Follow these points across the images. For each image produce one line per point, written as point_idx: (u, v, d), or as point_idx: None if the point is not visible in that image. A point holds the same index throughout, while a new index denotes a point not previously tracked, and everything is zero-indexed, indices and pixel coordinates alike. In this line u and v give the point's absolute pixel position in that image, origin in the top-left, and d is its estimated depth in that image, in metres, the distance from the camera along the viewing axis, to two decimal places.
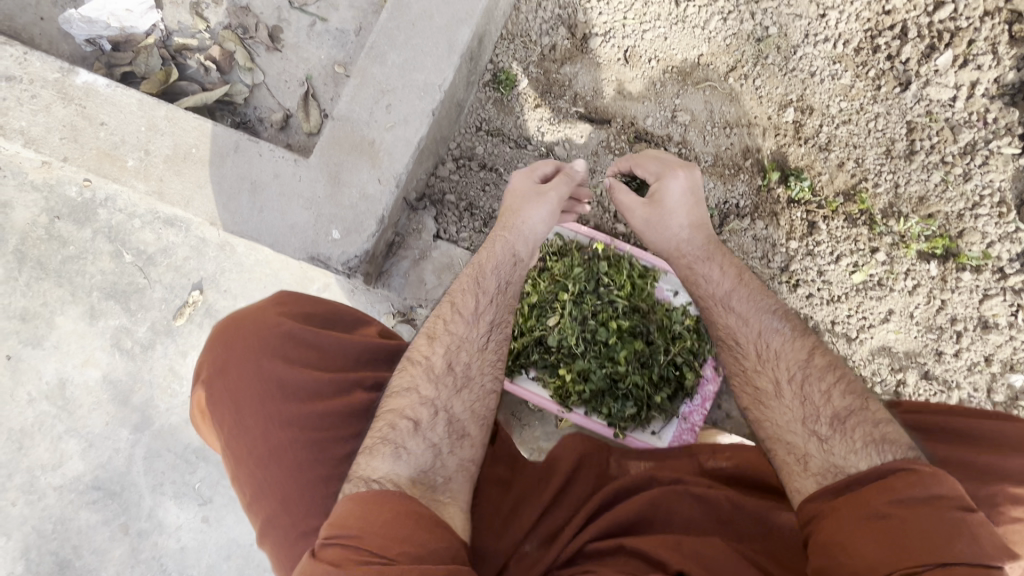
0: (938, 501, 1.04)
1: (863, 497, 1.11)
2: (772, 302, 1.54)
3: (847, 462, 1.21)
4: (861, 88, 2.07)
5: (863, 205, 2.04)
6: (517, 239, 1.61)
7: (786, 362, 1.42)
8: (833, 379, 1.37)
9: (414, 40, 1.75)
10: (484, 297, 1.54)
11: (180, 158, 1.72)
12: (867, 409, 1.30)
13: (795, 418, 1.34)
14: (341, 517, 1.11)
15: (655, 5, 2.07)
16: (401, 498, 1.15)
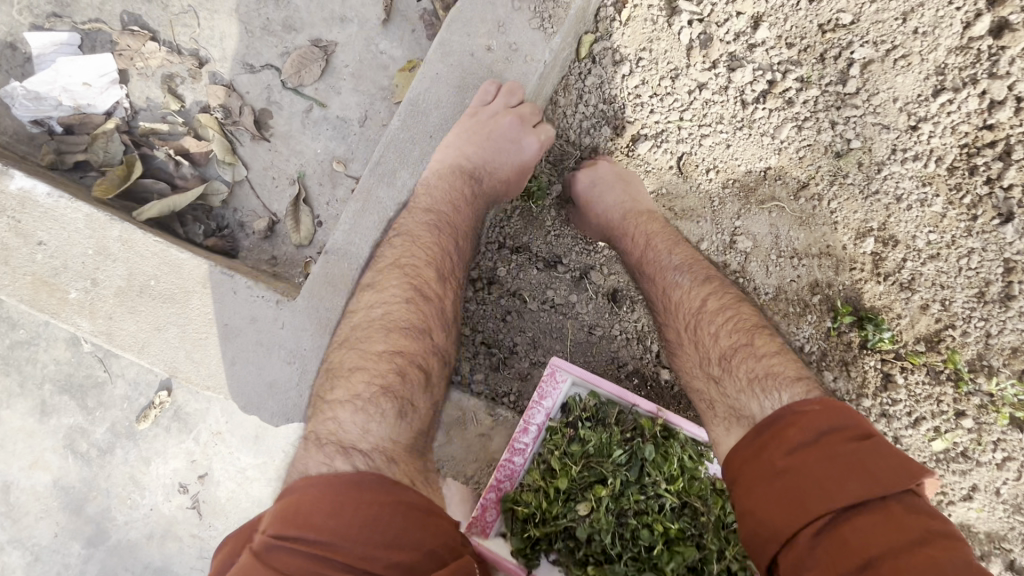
0: (826, 438, 1.02)
1: (767, 453, 1.07)
2: (677, 256, 1.49)
3: (741, 405, 1.20)
4: (954, 218, 1.75)
5: (955, 364, 1.72)
6: (507, 168, 1.50)
7: (684, 312, 1.40)
8: (726, 318, 1.34)
9: (431, 156, 1.47)
10: (469, 192, 1.46)
11: (134, 292, 1.39)
12: (753, 343, 1.27)
13: (695, 363, 1.35)
14: (311, 513, 0.91)
15: (718, 106, 1.75)
16: (383, 484, 0.98)
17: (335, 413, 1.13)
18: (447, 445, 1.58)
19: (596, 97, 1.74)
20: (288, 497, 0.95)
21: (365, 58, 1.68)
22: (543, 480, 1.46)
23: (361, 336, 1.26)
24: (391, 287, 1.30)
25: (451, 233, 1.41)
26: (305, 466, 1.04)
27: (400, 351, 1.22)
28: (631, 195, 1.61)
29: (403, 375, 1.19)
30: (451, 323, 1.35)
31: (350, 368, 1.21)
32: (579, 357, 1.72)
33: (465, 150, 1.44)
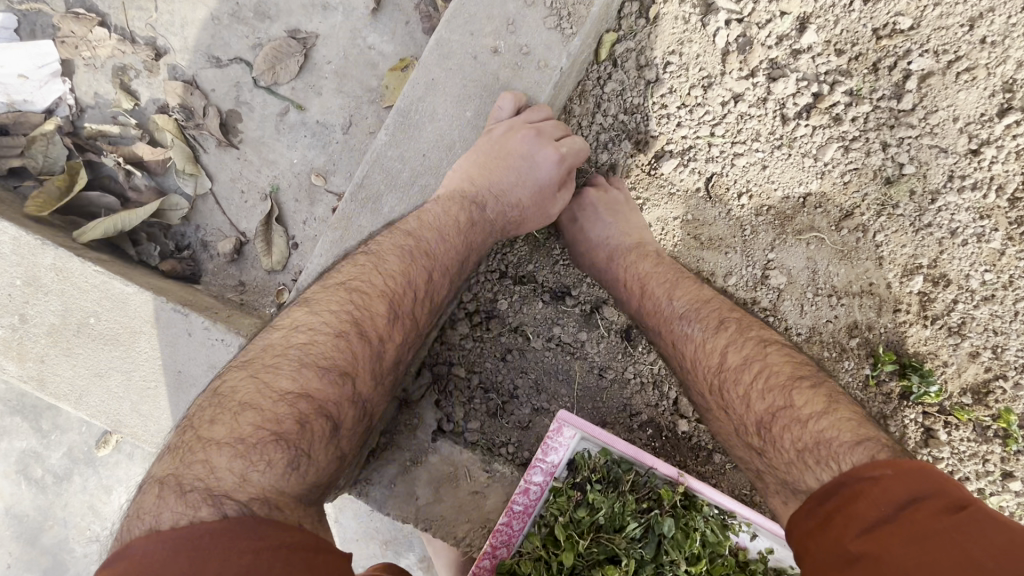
0: (907, 513, 0.81)
1: (834, 531, 0.88)
2: (681, 300, 1.32)
3: (794, 478, 1.03)
4: (1014, 255, 1.52)
5: (1007, 423, 1.52)
6: (513, 192, 1.25)
7: (703, 370, 1.23)
8: (754, 377, 1.15)
9: (423, 178, 1.26)
10: (468, 220, 1.22)
11: (69, 331, 1.21)
12: (792, 407, 1.08)
13: (730, 431, 1.19)
14: (158, 574, 0.72)
15: (755, 121, 1.53)
16: (255, 526, 0.80)
17: (206, 456, 0.87)
18: (435, 504, 1.39)
19: (616, 107, 1.53)
20: (124, 562, 0.75)
21: (351, 54, 1.46)
22: (544, 548, 1.26)
23: (269, 363, 1.00)
24: (322, 312, 1.06)
25: (427, 263, 1.17)
26: (157, 517, 0.80)
27: (310, 394, 0.97)
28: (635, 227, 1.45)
29: (303, 424, 0.95)
30: (382, 366, 1.10)
31: (241, 402, 0.94)
32: (587, 403, 1.53)
33: (470, 173, 1.21)
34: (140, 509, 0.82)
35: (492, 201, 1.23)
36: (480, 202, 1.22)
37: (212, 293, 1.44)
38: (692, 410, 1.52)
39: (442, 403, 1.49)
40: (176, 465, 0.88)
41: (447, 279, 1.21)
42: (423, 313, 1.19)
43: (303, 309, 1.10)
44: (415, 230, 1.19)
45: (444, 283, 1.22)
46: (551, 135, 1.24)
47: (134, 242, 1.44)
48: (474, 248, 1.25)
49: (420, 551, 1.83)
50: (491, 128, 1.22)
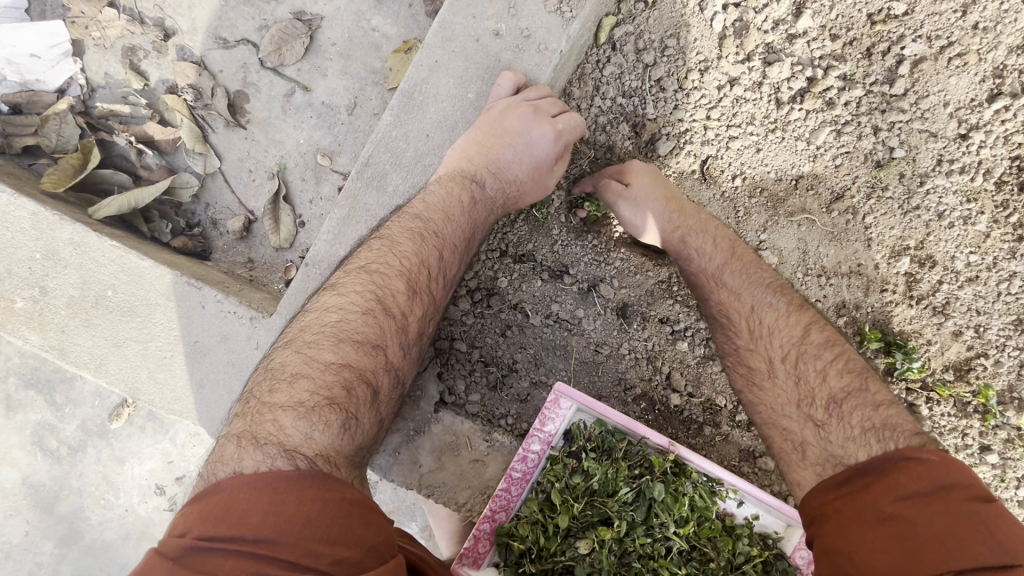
0: (946, 493, 0.91)
1: (868, 497, 0.98)
2: (765, 274, 1.37)
3: (846, 454, 1.07)
4: (998, 238, 1.57)
5: (986, 399, 1.57)
6: (513, 170, 1.28)
7: (782, 340, 1.27)
8: (830, 357, 1.21)
9: (427, 158, 1.30)
10: (470, 198, 1.26)
11: (88, 303, 1.27)
12: (868, 390, 1.15)
13: (791, 400, 1.21)
14: (244, 510, 0.79)
15: (750, 104, 1.57)
16: (322, 479, 0.87)
17: (272, 416, 0.95)
18: (438, 471, 1.46)
19: (615, 90, 1.56)
20: (212, 498, 0.82)
21: (355, 36, 1.49)
22: (542, 513, 1.33)
23: (310, 340, 1.07)
24: (350, 292, 1.12)
25: (437, 242, 1.22)
26: (239, 463, 0.87)
27: (352, 364, 1.04)
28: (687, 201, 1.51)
29: (349, 390, 1.02)
30: (410, 338, 1.16)
31: (291, 374, 1.01)
32: (583, 377, 1.59)
33: (468, 153, 1.25)
34: (221, 456, 0.90)
35: (493, 177, 1.28)
36: (481, 179, 1.26)
37: (222, 270, 1.49)
38: (684, 384, 1.58)
39: (444, 376, 1.55)
40: (243, 425, 0.96)
41: (456, 255, 1.26)
42: (442, 288, 1.24)
43: (330, 293, 1.16)
44: (432, 211, 1.23)
45: (455, 260, 1.27)
46: (549, 111, 1.26)
47: (146, 219, 1.48)
48: (477, 225, 1.30)
49: (423, 520, 1.93)
50: (489, 107, 1.26)
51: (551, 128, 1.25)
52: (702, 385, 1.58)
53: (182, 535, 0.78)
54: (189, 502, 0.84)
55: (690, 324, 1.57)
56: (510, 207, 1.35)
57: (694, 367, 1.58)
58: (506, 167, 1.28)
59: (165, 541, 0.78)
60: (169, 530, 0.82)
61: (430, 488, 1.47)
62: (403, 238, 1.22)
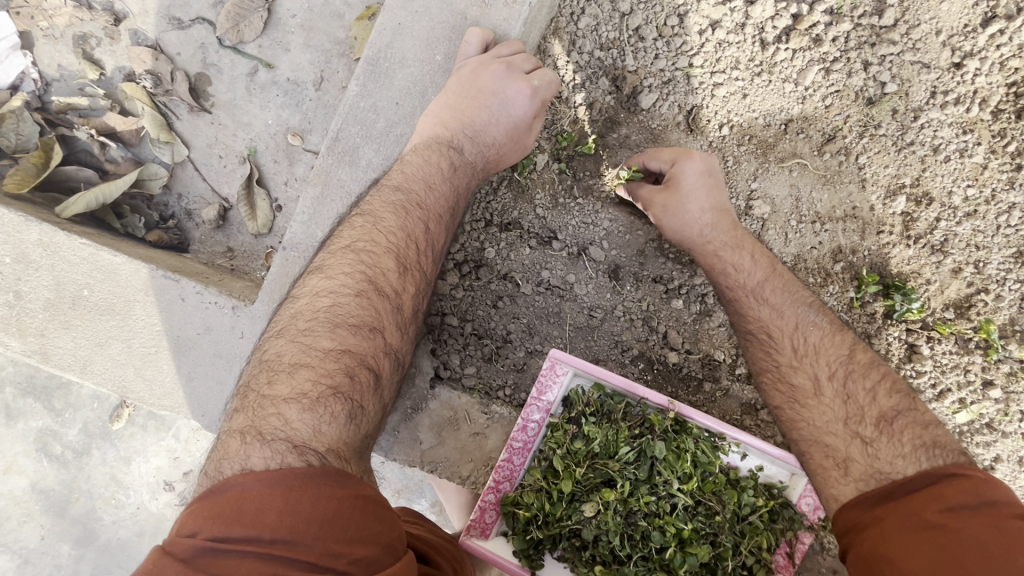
0: (989, 509, 0.91)
1: (912, 506, 0.97)
2: (807, 294, 1.34)
3: (892, 470, 1.04)
4: (996, 169, 1.53)
5: (988, 333, 1.55)
6: (494, 133, 1.21)
7: (828, 360, 1.22)
8: (877, 378, 1.18)
9: (398, 128, 1.23)
10: (447, 164, 1.20)
11: (65, 305, 1.23)
12: (916, 410, 1.12)
13: (837, 418, 1.15)
14: (257, 510, 0.78)
15: (734, 48, 1.50)
16: (337, 475, 0.85)
17: (276, 409, 0.92)
18: (439, 447, 1.46)
19: (591, 43, 1.49)
20: (222, 496, 0.80)
21: (316, 6, 1.42)
22: (545, 479, 1.35)
23: (305, 327, 1.03)
24: (339, 274, 1.08)
25: (421, 215, 1.17)
26: (246, 459, 0.86)
27: (350, 349, 1.01)
28: (724, 202, 1.41)
29: (352, 377, 0.99)
30: (406, 317, 1.12)
31: (289, 364, 0.98)
32: (580, 342, 1.56)
33: (443, 118, 1.19)
34: (227, 452, 0.89)
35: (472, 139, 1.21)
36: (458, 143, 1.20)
37: (202, 261, 1.45)
38: (681, 342, 1.56)
39: (437, 351, 1.52)
40: (247, 420, 0.93)
41: (438, 227, 1.20)
42: (431, 262, 1.19)
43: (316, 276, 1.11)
44: (421, 187, 1.18)
45: (442, 232, 1.22)
46: (522, 68, 1.19)
47: (117, 215, 1.44)
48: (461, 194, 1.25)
49: (432, 495, 1.96)
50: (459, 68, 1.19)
51: (525, 85, 1.18)
52: (700, 341, 1.57)
53: (192, 535, 0.76)
54: (198, 498, 0.82)
55: (683, 280, 1.56)
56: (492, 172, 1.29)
57: (691, 324, 1.57)
58: (485, 133, 1.22)
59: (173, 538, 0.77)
60: (176, 527, 0.80)
61: (433, 465, 1.47)
62: (385, 212, 1.17)
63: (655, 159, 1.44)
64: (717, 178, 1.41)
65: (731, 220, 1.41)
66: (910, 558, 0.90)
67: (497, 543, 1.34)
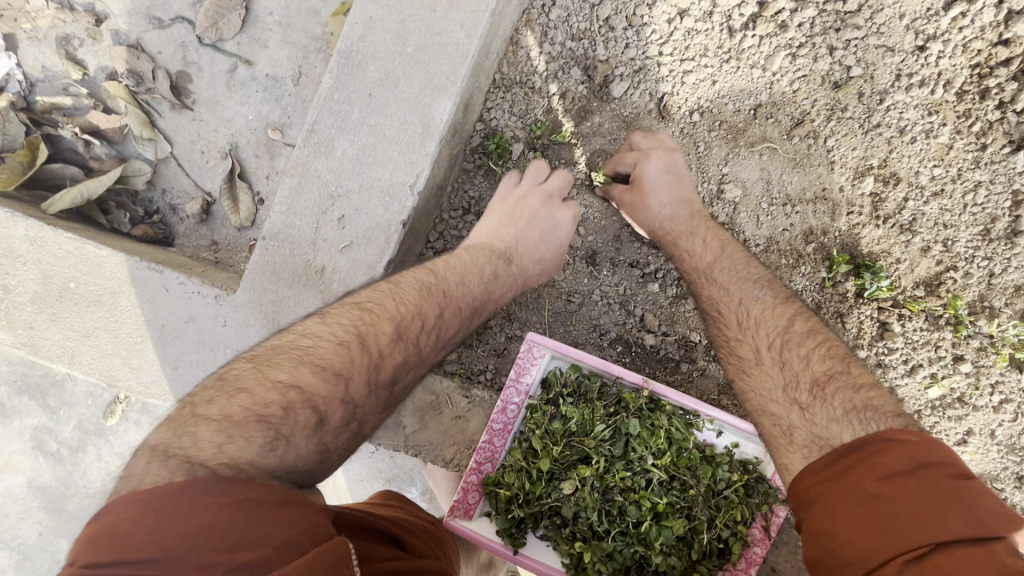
0: (927, 472, 0.92)
1: (854, 477, 0.98)
2: (755, 270, 1.41)
3: (830, 435, 1.08)
4: (961, 149, 1.56)
5: (956, 310, 1.59)
6: (542, 261, 1.48)
7: (767, 330, 1.30)
8: (814, 345, 1.24)
9: (371, 118, 1.25)
10: (487, 269, 1.39)
11: (51, 297, 1.27)
12: (850, 373, 1.17)
13: (777, 386, 1.22)
14: (130, 532, 0.78)
15: (702, 36, 1.54)
16: (217, 484, 0.84)
17: (217, 424, 0.94)
18: (422, 431, 1.49)
19: (563, 34, 1.53)
20: (100, 521, 0.81)
21: (292, 3, 1.45)
22: (526, 460, 1.38)
23: (276, 356, 1.07)
24: (334, 323, 1.14)
25: (440, 301, 1.28)
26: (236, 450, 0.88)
27: (300, 387, 1.03)
28: (691, 195, 1.51)
29: (287, 412, 1.00)
30: (379, 379, 1.16)
31: (238, 385, 1.01)
32: (559, 327, 1.61)
33: (495, 230, 1.44)
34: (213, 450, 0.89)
35: (518, 257, 1.44)
36: (504, 253, 1.42)
37: (187, 254, 1.49)
38: (658, 324, 1.60)
39: None
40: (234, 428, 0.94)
41: (456, 315, 1.32)
42: (431, 339, 1.27)
43: (315, 317, 1.18)
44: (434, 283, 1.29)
45: (454, 320, 1.32)
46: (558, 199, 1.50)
47: (103, 211, 1.48)
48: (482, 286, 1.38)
49: (422, 483, 2.00)
50: (509, 193, 1.49)
51: (554, 212, 1.47)
52: (676, 323, 1.60)
53: (71, 565, 0.77)
54: (88, 525, 0.82)
55: (659, 264, 1.59)
56: (508, 270, 1.43)
57: (667, 307, 1.60)
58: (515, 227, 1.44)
59: (117, 537, 0.78)
60: (73, 555, 0.81)
61: (417, 449, 1.51)
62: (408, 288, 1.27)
63: (622, 163, 1.53)
64: (682, 172, 1.51)
65: (696, 211, 1.50)
66: (852, 534, 0.92)
67: (480, 523, 1.38)
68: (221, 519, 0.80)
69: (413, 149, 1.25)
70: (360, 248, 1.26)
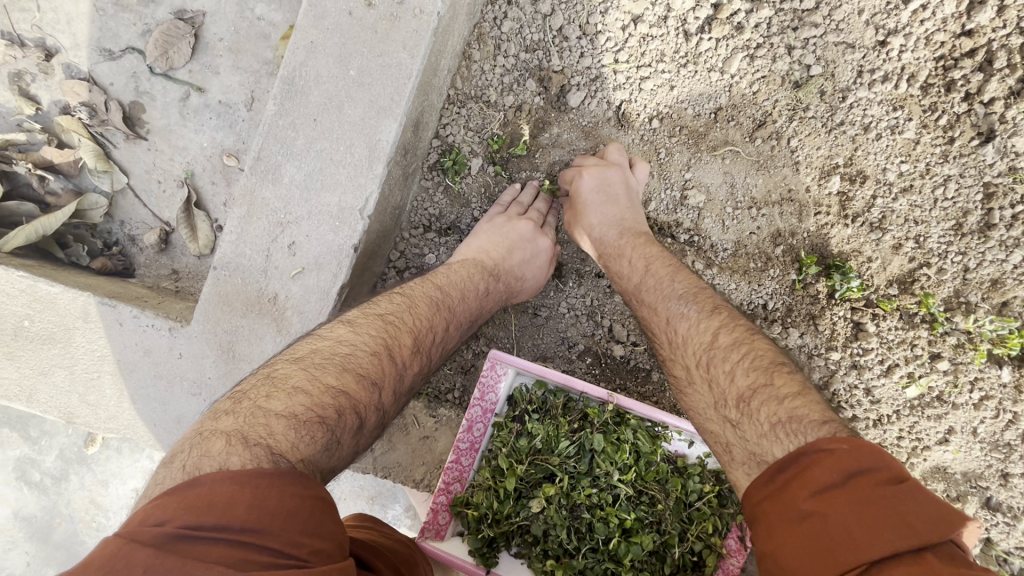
0: (857, 482, 0.87)
1: (789, 494, 0.93)
2: (681, 284, 1.33)
3: (762, 451, 1.01)
4: (928, 143, 1.53)
5: (929, 307, 1.56)
6: (524, 283, 1.49)
7: (693, 347, 1.22)
8: (738, 357, 1.15)
9: (318, 143, 1.25)
10: (485, 287, 1.40)
11: (9, 336, 1.29)
12: (773, 384, 1.08)
13: (709, 405, 1.15)
14: (228, 502, 0.78)
15: (658, 41, 1.52)
16: (302, 476, 0.86)
17: (265, 420, 0.92)
18: (390, 452, 1.50)
19: (516, 46, 1.52)
20: (193, 489, 0.79)
21: (241, 28, 1.45)
22: (493, 478, 1.36)
23: (319, 362, 1.06)
24: (365, 332, 1.14)
25: (448, 317, 1.29)
26: (227, 458, 0.85)
27: (349, 392, 1.03)
28: (627, 213, 1.47)
29: (339, 415, 1.00)
30: (402, 388, 1.16)
31: (291, 386, 0.99)
32: (527, 340, 1.61)
33: (489, 249, 1.43)
34: (207, 451, 0.87)
35: (507, 279, 1.44)
36: (496, 273, 1.42)
37: (147, 284, 1.50)
38: (626, 335, 1.58)
39: None
40: (234, 424, 0.92)
41: (460, 329, 1.34)
42: (437, 352, 1.29)
43: (341, 326, 1.16)
44: (451, 296, 1.32)
45: (455, 335, 1.34)
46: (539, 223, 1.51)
47: (63, 245, 1.49)
48: (481, 301, 1.39)
49: (405, 500, 1.96)
50: (496, 217, 1.49)
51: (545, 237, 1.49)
52: (645, 332, 1.58)
53: (161, 524, 0.75)
54: (165, 491, 0.80)
55: None
56: (506, 285, 1.45)
57: None
58: (513, 244, 1.43)
59: (139, 530, 0.74)
60: (138, 517, 0.77)
61: (385, 470, 1.50)
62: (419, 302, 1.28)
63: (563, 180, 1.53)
64: (618, 189, 1.46)
65: (629, 228, 1.46)
66: (791, 558, 0.88)
67: (452, 544, 1.34)
68: (300, 509, 0.82)
69: (360, 172, 1.24)
70: (312, 274, 1.26)
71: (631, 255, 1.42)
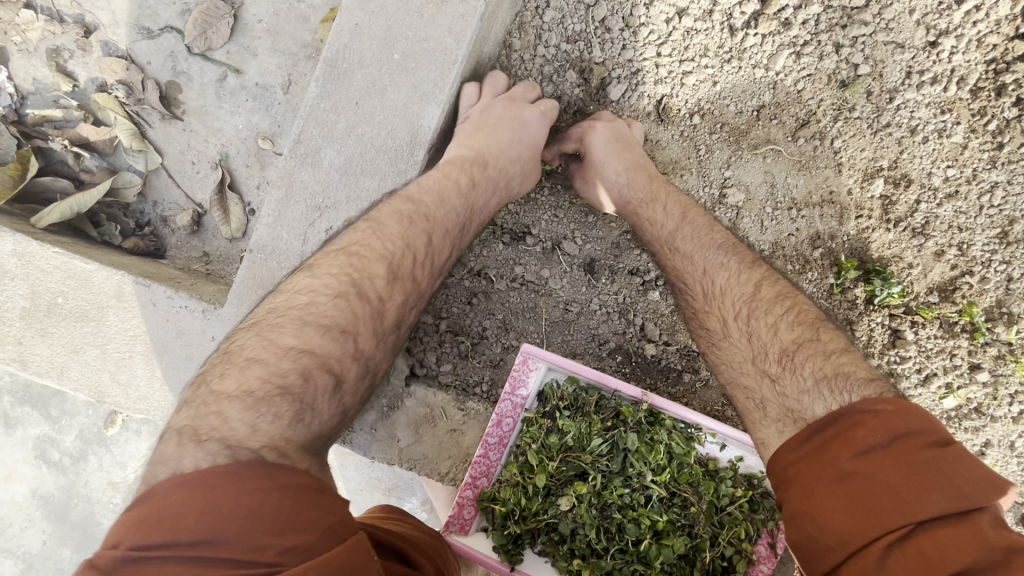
0: (904, 443, 0.86)
1: (827, 454, 0.92)
2: (719, 235, 1.33)
3: (802, 407, 1.02)
4: (976, 149, 1.49)
5: (972, 317, 1.52)
6: (518, 165, 1.35)
7: (731, 299, 1.22)
8: (782, 311, 1.17)
9: (359, 127, 1.23)
10: (469, 179, 1.26)
11: (41, 312, 1.29)
12: (819, 339, 1.10)
13: (745, 358, 1.16)
14: (177, 512, 0.75)
15: (702, 35, 1.49)
16: (262, 468, 0.83)
17: (215, 408, 0.91)
18: (416, 444, 1.48)
19: (557, 36, 1.49)
20: (146, 503, 0.78)
21: (281, 10, 1.43)
22: (521, 475, 1.34)
23: (281, 323, 1.05)
24: (326, 275, 1.11)
25: (426, 227, 1.19)
26: (179, 461, 0.83)
27: (312, 350, 1.02)
28: (644, 158, 1.44)
29: (306, 377, 1.00)
30: (386, 326, 1.15)
31: (245, 359, 0.99)
32: (557, 336, 1.58)
33: (466, 140, 1.28)
34: (163, 455, 0.86)
35: (494, 166, 1.30)
36: (481, 162, 1.28)
37: (178, 266, 1.49)
38: (658, 334, 1.56)
39: (414, 350, 1.56)
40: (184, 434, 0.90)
41: (445, 239, 1.24)
42: (424, 273, 1.22)
43: (306, 274, 1.14)
44: (422, 202, 1.19)
45: (443, 245, 1.24)
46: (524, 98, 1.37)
47: (95, 224, 1.49)
48: (466, 207, 1.27)
49: (422, 494, 1.95)
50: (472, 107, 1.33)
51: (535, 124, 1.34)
52: (678, 332, 1.55)
53: (114, 546, 0.74)
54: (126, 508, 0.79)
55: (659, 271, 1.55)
56: (494, 174, 1.31)
57: (669, 315, 1.55)
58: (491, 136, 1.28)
59: (99, 556, 0.73)
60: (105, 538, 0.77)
61: (411, 462, 1.48)
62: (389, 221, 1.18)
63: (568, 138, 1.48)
64: (632, 139, 1.45)
65: (652, 174, 1.42)
66: (832, 520, 0.86)
67: (476, 539, 1.31)
68: (263, 509, 0.77)
69: (401, 158, 1.23)
70: None
71: (660, 203, 1.39)
